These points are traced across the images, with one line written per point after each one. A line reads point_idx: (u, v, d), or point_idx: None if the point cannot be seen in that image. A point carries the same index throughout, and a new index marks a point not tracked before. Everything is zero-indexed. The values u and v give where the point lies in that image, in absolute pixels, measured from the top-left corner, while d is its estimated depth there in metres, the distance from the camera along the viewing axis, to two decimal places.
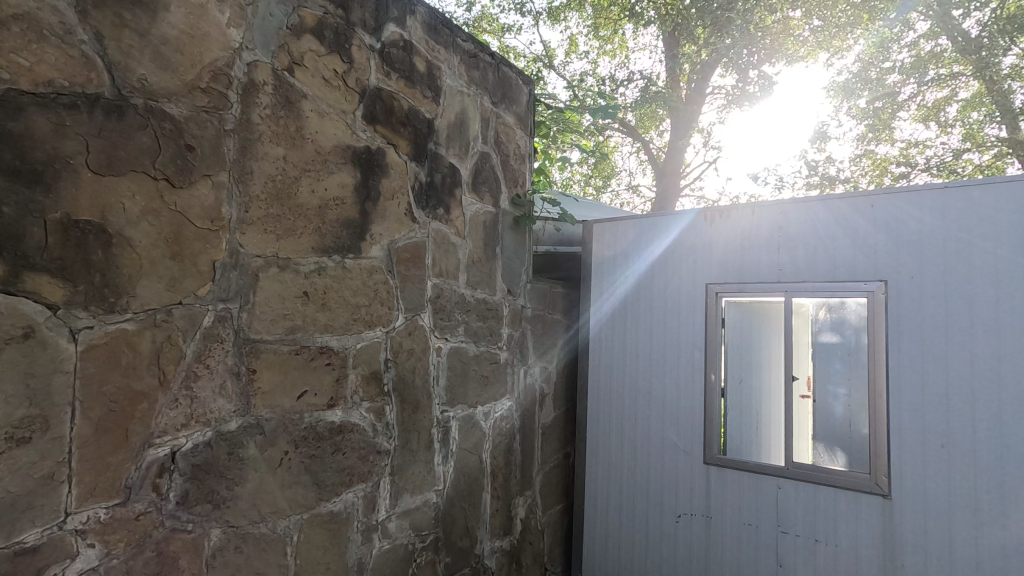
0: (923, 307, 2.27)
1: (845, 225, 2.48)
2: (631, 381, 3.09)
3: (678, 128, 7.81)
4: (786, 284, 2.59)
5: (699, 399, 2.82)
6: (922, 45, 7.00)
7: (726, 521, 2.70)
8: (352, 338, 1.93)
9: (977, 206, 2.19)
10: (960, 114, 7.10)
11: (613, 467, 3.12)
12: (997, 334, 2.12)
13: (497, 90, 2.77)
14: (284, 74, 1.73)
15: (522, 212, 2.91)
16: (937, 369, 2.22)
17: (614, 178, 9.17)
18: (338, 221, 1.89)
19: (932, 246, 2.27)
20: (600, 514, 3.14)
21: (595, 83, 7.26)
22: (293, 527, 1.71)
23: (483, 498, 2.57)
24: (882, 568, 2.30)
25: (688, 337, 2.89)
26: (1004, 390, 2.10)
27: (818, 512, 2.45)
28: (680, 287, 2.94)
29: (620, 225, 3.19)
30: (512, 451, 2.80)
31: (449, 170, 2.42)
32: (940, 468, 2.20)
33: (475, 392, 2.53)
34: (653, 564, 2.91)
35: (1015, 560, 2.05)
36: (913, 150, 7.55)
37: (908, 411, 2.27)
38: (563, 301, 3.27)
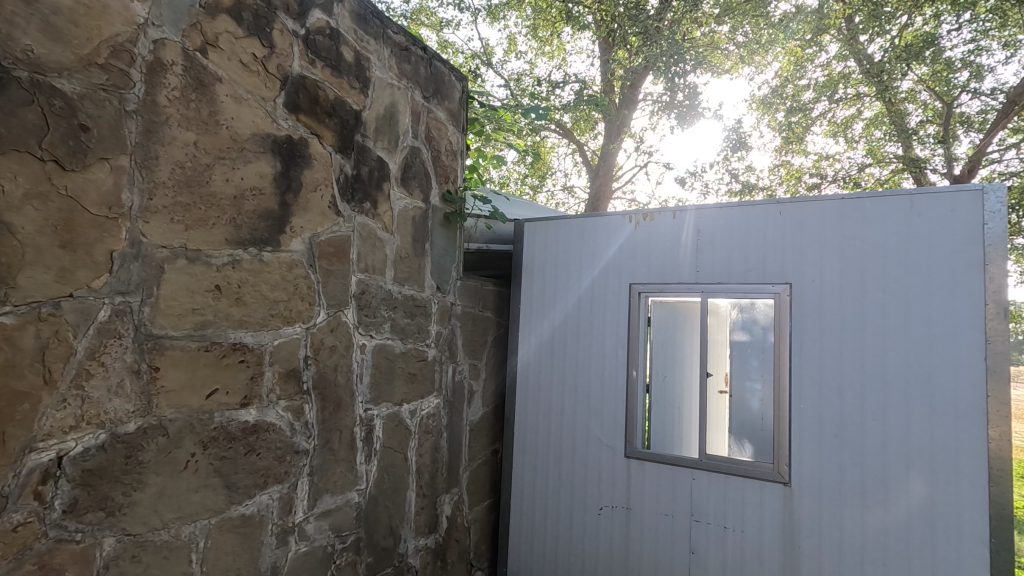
0: (822, 309, 2.46)
1: (756, 230, 2.63)
2: (559, 378, 3.15)
3: (612, 132, 8.00)
4: (703, 284, 2.73)
5: (622, 394, 2.93)
6: (833, 66, 7.49)
7: (645, 512, 2.80)
8: (269, 335, 1.85)
9: (869, 216, 2.40)
10: (864, 131, 7.68)
11: (540, 462, 3.17)
12: (884, 334, 2.33)
13: (430, 85, 2.75)
14: (196, 54, 1.63)
15: (453, 208, 2.89)
16: (832, 366, 2.42)
17: (550, 177, 9.28)
18: (256, 211, 1.81)
19: (832, 252, 2.46)
20: (527, 508, 3.19)
21: (532, 83, 7.28)
22: (200, 532, 1.63)
23: (408, 496, 2.55)
24: (782, 551, 2.47)
25: (613, 334, 2.99)
26: (889, 384, 2.31)
27: (727, 501, 2.60)
28: (607, 286, 3.03)
29: (552, 225, 3.24)
30: (439, 449, 2.79)
31: (377, 163, 2.37)
32: (834, 457, 2.39)
33: (401, 390, 2.50)
34: (576, 555, 2.99)
35: (894, 538, 2.26)
36: (823, 163, 8.06)
37: (808, 404, 2.45)
38: (493, 298, 3.29)
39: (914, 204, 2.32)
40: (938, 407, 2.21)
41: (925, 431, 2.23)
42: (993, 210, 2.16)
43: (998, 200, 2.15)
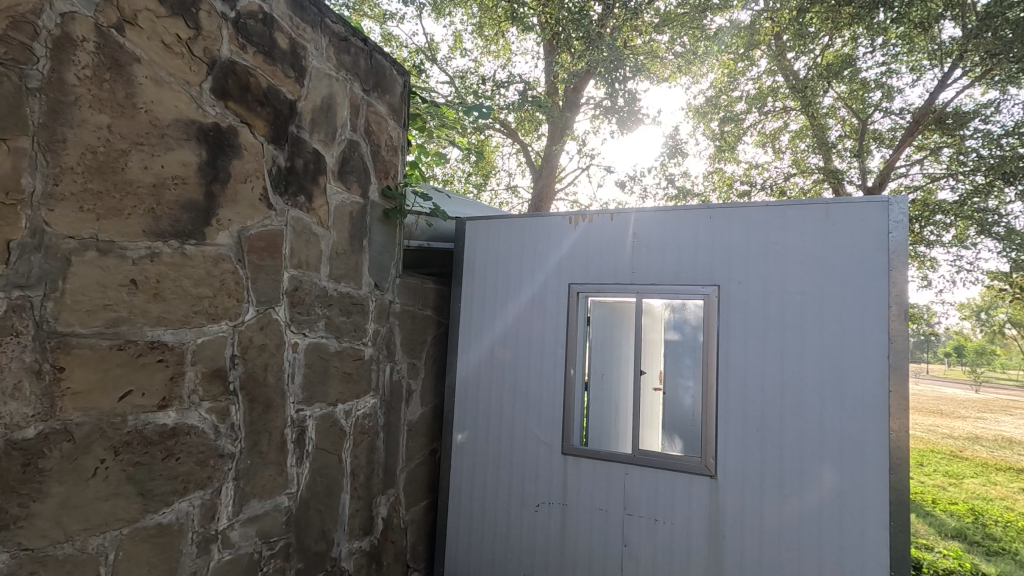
0: (746, 310, 2.59)
1: (689, 233, 2.74)
2: (498, 377, 3.17)
3: (555, 134, 8.10)
4: (638, 285, 2.82)
5: (560, 392, 2.97)
6: (763, 80, 7.87)
7: (581, 507, 2.86)
8: (191, 333, 1.75)
9: (790, 223, 2.55)
10: (790, 143, 8.10)
11: (478, 461, 3.17)
12: (802, 333, 2.49)
13: (370, 78, 2.69)
14: (111, 31, 1.52)
15: (393, 204, 2.84)
16: (754, 363, 2.56)
17: (494, 176, 9.28)
18: (178, 202, 1.71)
19: (757, 255, 2.60)
20: (465, 507, 3.18)
21: (477, 81, 7.24)
22: (110, 544, 1.52)
23: (342, 498, 2.48)
24: (708, 541, 2.58)
25: (552, 333, 3.03)
26: (805, 380, 2.46)
27: (659, 495, 2.68)
28: (548, 286, 3.07)
29: (494, 224, 3.25)
30: (375, 449, 2.73)
31: (312, 156, 2.30)
32: (756, 450, 2.52)
33: (336, 390, 2.44)
34: (513, 552, 3.01)
35: (809, 525, 2.41)
36: (753, 171, 8.47)
37: (733, 400, 2.57)
38: (433, 296, 3.26)
39: (830, 213, 2.48)
40: (848, 402, 2.38)
41: (837, 424, 2.40)
42: (897, 220, 2.35)
43: (902, 211, 2.34)
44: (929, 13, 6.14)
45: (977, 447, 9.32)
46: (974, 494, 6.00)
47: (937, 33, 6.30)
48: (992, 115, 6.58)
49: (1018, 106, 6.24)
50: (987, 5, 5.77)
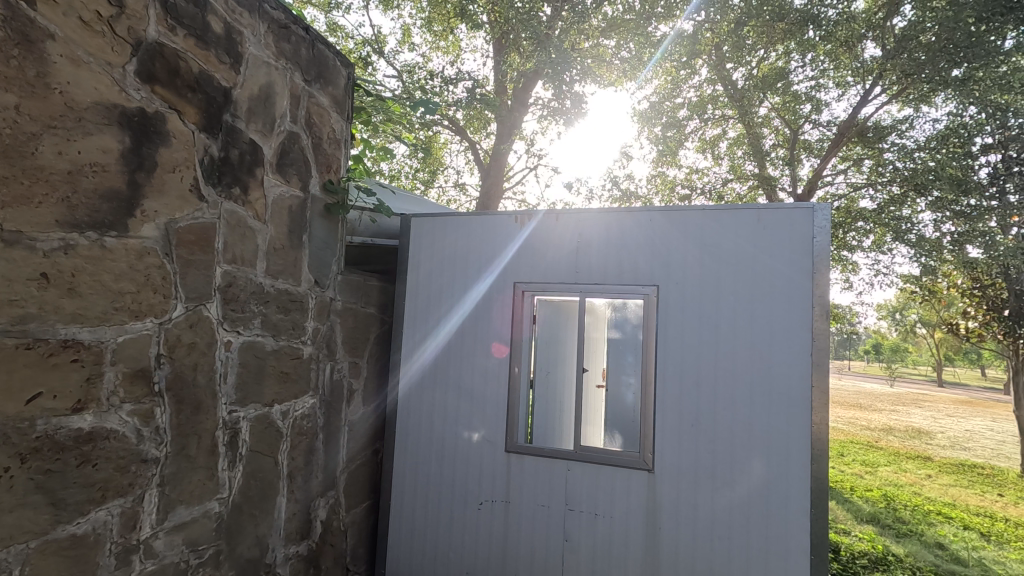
0: (684, 309, 2.69)
1: (630, 235, 2.81)
2: (443, 375, 3.15)
3: (503, 133, 8.10)
4: (582, 285, 2.87)
5: (504, 390, 2.99)
6: (704, 88, 8.12)
7: (523, 504, 2.88)
8: (111, 331, 1.64)
9: (723, 226, 2.66)
10: (728, 150, 8.35)
11: (421, 460, 3.15)
12: (734, 332, 2.61)
13: (312, 68, 2.60)
14: (20, 3, 1.39)
15: (335, 199, 2.76)
16: (690, 361, 2.66)
17: (442, 173, 9.20)
18: (97, 190, 1.59)
19: (692, 257, 2.70)
20: (408, 507, 3.14)
21: (426, 76, 7.15)
22: (16, 559, 1.40)
23: (278, 502, 2.40)
24: (646, 534, 2.66)
25: (497, 331, 3.04)
26: (736, 377, 2.58)
27: (599, 489, 2.75)
28: (493, 285, 3.07)
29: (439, 222, 3.22)
30: (314, 451, 2.65)
31: (249, 147, 2.20)
32: (691, 444, 2.62)
33: (272, 390, 2.35)
34: (455, 550, 3.00)
35: (738, 514, 2.53)
36: (694, 176, 8.78)
37: (670, 396, 2.67)
38: (377, 294, 3.21)
39: (760, 218, 2.61)
40: (775, 396, 2.52)
41: (764, 418, 2.53)
42: (820, 226, 2.50)
43: (825, 218, 2.49)
44: (854, 33, 6.55)
45: (890, 437, 10.05)
46: (887, 481, 6.49)
47: (860, 51, 6.73)
48: (907, 130, 7.11)
49: (929, 123, 6.77)
50: (903, 28, 6.25)
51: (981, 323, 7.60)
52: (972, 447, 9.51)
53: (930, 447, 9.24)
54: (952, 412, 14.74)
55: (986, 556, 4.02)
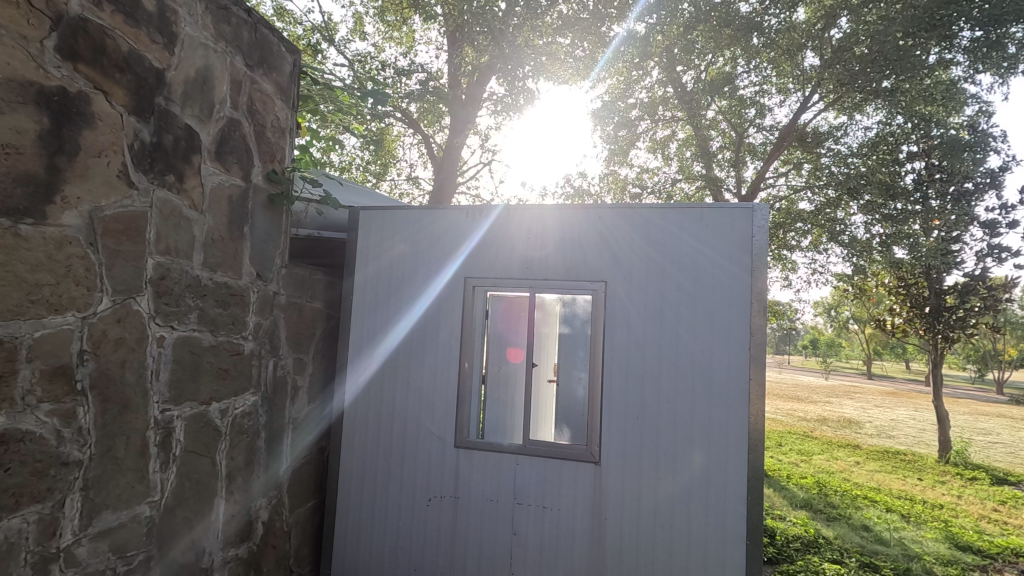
0: (630, 305, 2.75)
1: (580, 231, 2.84)
2: (392, 371, 3.10)
3: (457, 127, 8.01)
4: (531, 280, 2.89)
5: (453, 385, 2.98)
6: (656, 90, 8.27)
7: (472, 499, 2.88)
8: (26, 326, 1.53)
9: (670, 224, 2.73)
10: (677, 151, 8.49)
11: (368, 458, 3.09)
12: (678, 327, 2.69)
13: (254, 53, 2.49)
14: None
15: (279, 190, 2.66)
16: (636, 355, 2.72)
17: (394, 166, 9.03)
18: (11, 174, 1.47)
19: (639, 253, 2.76)
20: (354, 505, 3.09)
21: (378, 66, 6.98)
22: None
23: (216, 503, 2.30)
24: (591, 525, 2.71)
25: (447, 327, 3.03)
26: (679, 370, 2.66)
27: (546, 482, 2.78)
28: (444, 280, 3.05)
29: (389, 215, 3.17)
30: (256, 450, 2.56)
31: (184, 133, 2.09)
32: (635, 436, 2.69)
33: (209, 387, 2.25)
34: (403, 547, 2.98)
35: (679, 503, 2.61)
36: (645, 175, 8.94)
37: (616, 390, 2.72)
38: (323, 288, 3.12)
39: (704, 217, 2.69)
40: (715, 389, 2.61)
41: (704, 409, 2.62)
42: (760, 225, 2.60)
43: (764, 217, 2.59)
44: (794, 42, 6.84)
45: (823, 427, 10.62)
46: (819, 469, 6.85)
47: (801, 60, 7.03)
48: (842, 137, 7.51)
49: (861, 131, 7.17)
50: (839, 40, 6.57)
51: (905, 319, 8.13)
52: (897, 435, 10.18)
53: (859, 436, 9.83)
54: (880, 402, 15.72)
55: (906, 536, 4.31)
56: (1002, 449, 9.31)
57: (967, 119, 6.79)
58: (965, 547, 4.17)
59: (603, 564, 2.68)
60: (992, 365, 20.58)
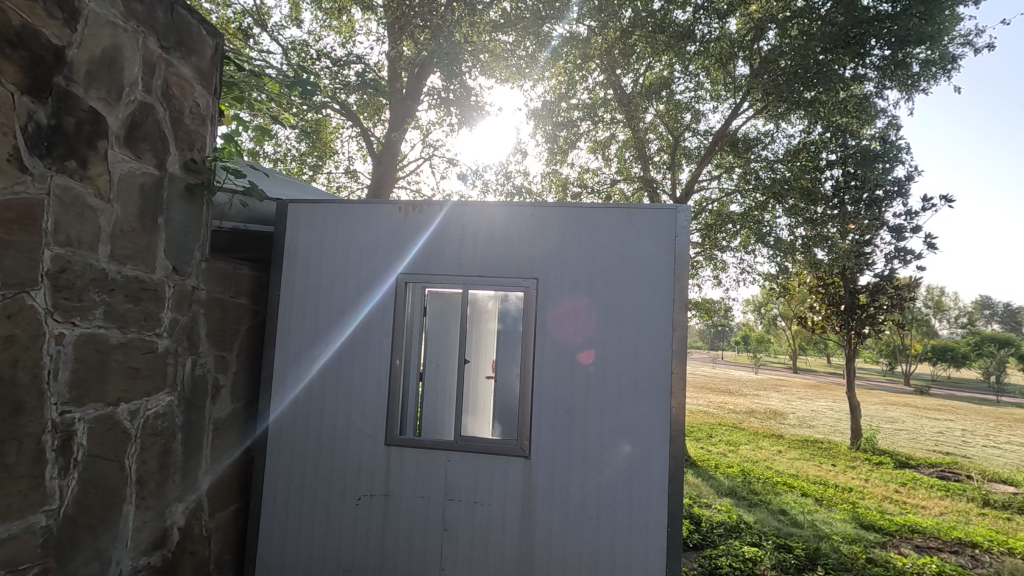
0: (562, 302, 2.81)
1: (513, 228, 2.87)
2: (321, 370, 3.02)
3: (397, 120, 7.82)
4: (464, 277, 2.89)
5: (384, 382, 2.95)
6: (598, 91, 8.36)
7: (403, 496, 2.86)
8: None
9: (600, 222, 2.80)
10: (617, 152, 8.57)
11: (296, 458, 3.01)
12: (607, 323, 2.76)
13: (170, 35, 2.36)
14: None
15: (198, 179, 2.53)
16: (568, 352, 2.77)
17: (331, 159, 8.73)
18: None
19: (571, 251, 2.82)
20: (281, 507, 3.00)
21: (313, 55, 6.72)
22: None
23: (125, 510, 2.18)
24: (522, 518, 2.75)
25: (378, 323, 2.99)
26: (607, 366, 2.74)
27: (477, 477, 2.80)
28: (374, 275, 3.00)
29: (319, 210, 3.09)
30: (172, 452, 2.44)
31: (88, 116, 1.96)
32: (565, 430, 2.74)
33: (117, 387, 2.12)
34: (332, 548, 2.92)
35: (605, 494, 2.69)
36: (585, 175, 8.95)
37: (547, 385, 2.77)
38: (249, 284, 3.01)
39: (631, 217, 2.78)
40: (640, 383, 2.71)
41: (631, 403, 2.71)
42: (682, 226, 2.72)
43: (687, 218, 2.71)
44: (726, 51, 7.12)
45: (751, 419, 11.18)
46: (745, 458, 7.21)
47: (732, 69, 7.33)
48: (769, 143, 7.94)
49: (786, 138, 7.59)
50: (767, 50, 6.89)
51: (824, 317, 8.68)
52: (816, 425, 10.87)
53: (783, 426, 10.42)
54: (803, 395, 16.73)
55: (818, 517, 4.63)
56: (906, 435, 10.16)
57: (878, 131, 7.33)
58: (869, 526, 4.53)
59: (532, 557, 2.73)
60: (900, 359, 22.38)
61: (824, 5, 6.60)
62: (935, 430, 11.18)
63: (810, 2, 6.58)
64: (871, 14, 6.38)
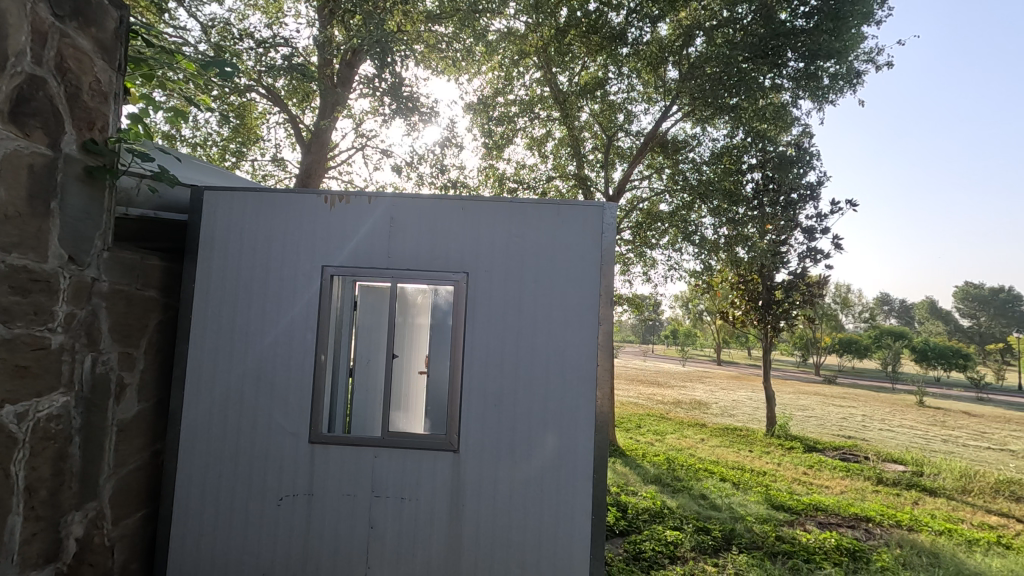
0: (492, 296, 2.82)
1: (443, 222, 2.85)
2: (240, 367, 2.88)
3: (327, 108, 7.52)
4: (392, 270, 2.84)
5: (308, 378, 2.85)
6: (534, 88, 8.39)
7: (327, 495, 2.78)
8: None
9: (529, 218, 2.83)
10: (553, 149, 8.65)
11: (211, 459, 2.85)
12: (535, 317, 2.80)
13: (65, 3, 2.16)
14: None
15: (99, 162, 2.34)
16: (498, 346, 2.79)
17: (257, 146, 8.28)
18: None
19: (501, 245, 2.83)
20: (194, 511, 2.84)
21: (234, 35, 6.33)
22: None
23: (12, 522, 1.99)
24: (449, 512, 2.75)
25: (301, 318, 2.88)
26: (535, 360, 2.78)
27: (405, 473, 2.76)
28: (297, 267, 2.89)
29: (238, 199, 2.93)
30: (69, 457, 2.25)
31: None
32: (493, 424, 2.76)
33: (2, 388, 1.93)
34: (251, 552, 2.80)
35: (532, 485, 2.74)
36: (521, 171, 8.97)
37: (476, 379, 2.78)
38: (159, 275, 2.82)
39: (560, 213, 2.83)
40: (567, 376, 2.77)
41: (558, 396, 2.76)
42: (608, 223, 2.80)
43: (612, 216, 2.80)
44: (657, 55, 7.40)
45: (677, 409, 11.67)
46: (671, 447, 7.52)
47: (663, 72, 7.57)
48: (696, 145, 8.29)
49: (712, 141, 7.95)
50: (696, 56, 7.16)
51: (744, 311, 9.23)
52: (736, 414, 11.51)
53: (706, 416, 10.96)
54: (725, 385, 17.70)
55: (735, 501, 4.91)
56: (814, 422, 10.96)
57: (794, 137, 7.82)
58: (779, 506, 4.85)
59: (460, 551, 2.73)
60: (812, 351, 24.11)
61: (747, 16, 6.95)
62: (838, 416, 12.16)
63: (734, 12, 6.89)
64: (787, 27, 6.85)
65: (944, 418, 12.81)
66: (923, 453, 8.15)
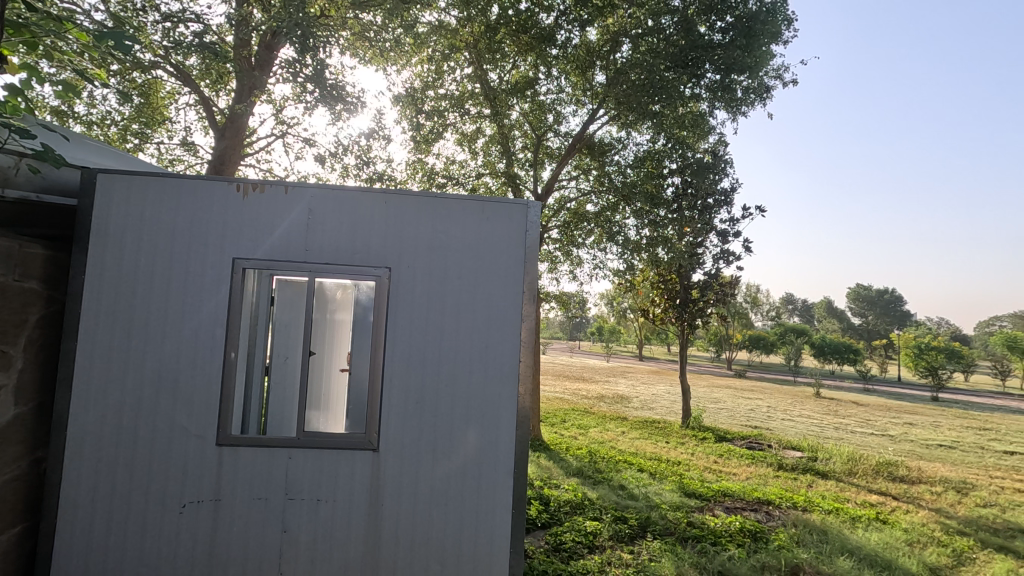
0: (415, 292, 2.78)
1: (364, 215, 2.77)
2: (137, 365, 2.66)
3: (244, 91, 7.09)
4: (309, 264, 2.73)
5: (216, 377, 2.68)
6: (465, 84, 8.31)
7: (236, 500, 2.64)
8: None
9: (453, 214, 2.81)
10: (483, 146, 8.63)
11: (103, 465, 2.62)
12: (458, 313, 2.79)
13: None
14: None
15: None
16: (419, 342, 2.76)
17: (163, 127, 7.65)
18: None
19: (424, 240, 2.80)
20: (82, 523, 2.60)
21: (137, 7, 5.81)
22: None
23: None
24: (368, 512, 2.69)
25: (209, 312, 2.71)
26: (458, 355, 2.77)
27: (321, 473, 2.67)
28: (205, 259, 2.71)
29: (137, 183, 2.71)
30: None
31: None
32: (415, 421, 2.73)
33: None
34: (148, 563, 2.60)
35: (453, 482, 2.73)
36: (451, 166, 8.87)
37: (397, 375, 2.73)
38: (40, 265, 2.56)
39: (484, 210, 2.84)
40: (490, 372, 2.78)
41: (480, 392, 2.77)
42: (532, 221, 2.84)
43: (536, 214, 2.84)
44: (585, 58, 7.60)
45: (600, 404, 12.03)
46: (593, 440, 7.74)
47: (591, 75, 7.77)
48: (621, 148, 8.56)
49: (636, 145, 8.23)
50: (622, 62, 7.37)
51: (663, 309, 9.64)
52: (655, 408, 12.03)
53: (627, 410, 11.37)
54: (646, 380, 18.46)
55: (651, 490, 5.14)
56: (725, 414, 11.67)
57: (710, 145, 8.28)
58: (690, 493, 5.14)
59: (378, 551, 2.67)
60: (725, 347, 25.64)
61: (669, 27, 7.25)
62: (746, 407, 13.03)
63: (658, 22, 7.18)
64: (704, 40, 7.21)
65: (836, 408, 14.06)
66: (817, 440, 8.91)
